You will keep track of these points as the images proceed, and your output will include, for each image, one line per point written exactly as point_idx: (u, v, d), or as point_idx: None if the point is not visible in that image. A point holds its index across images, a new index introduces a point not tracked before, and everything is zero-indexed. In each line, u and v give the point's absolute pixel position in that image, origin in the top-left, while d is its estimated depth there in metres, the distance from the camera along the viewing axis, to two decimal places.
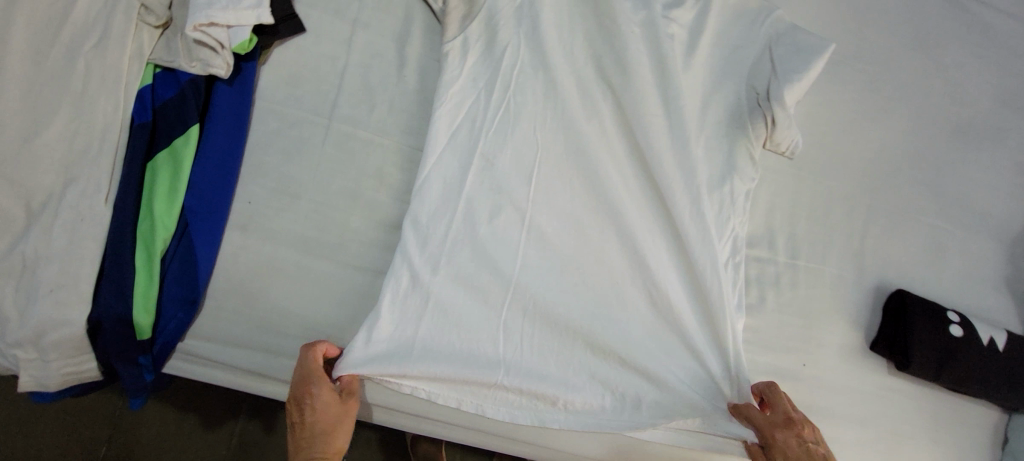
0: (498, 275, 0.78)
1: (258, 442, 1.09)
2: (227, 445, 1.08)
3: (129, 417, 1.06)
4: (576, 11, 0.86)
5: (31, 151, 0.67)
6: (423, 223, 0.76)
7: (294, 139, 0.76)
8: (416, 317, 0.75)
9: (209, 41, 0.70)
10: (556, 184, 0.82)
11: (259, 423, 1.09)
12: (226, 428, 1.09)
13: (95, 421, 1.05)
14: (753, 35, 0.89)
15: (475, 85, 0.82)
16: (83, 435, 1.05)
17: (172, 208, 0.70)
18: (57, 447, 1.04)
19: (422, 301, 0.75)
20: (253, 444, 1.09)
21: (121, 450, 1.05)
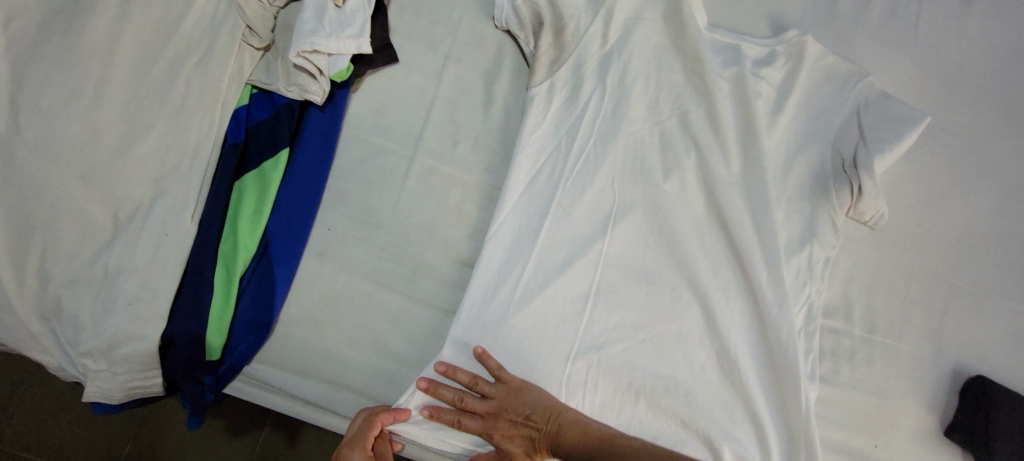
0: (569, 327, 0.76)
1: (280, 455, 1.04)
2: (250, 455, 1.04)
3: (156, 416, 1.04)
4: (664, 62, 0.85)
5: (126, 162, 0.67)
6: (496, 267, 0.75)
7: (377, 169, 0.76)
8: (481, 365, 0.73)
9: (310, 67, 0.70)
10: (631, 236, 0.80)
11: (282, 435, 1.05)
12: (250, 437, 1.05)
13: (123, 418, 1.03)
14: (843, 99, 0.87)
15: (560, 129, 0.80)
16: (108, 430, 1.03)
17: (255, 229, 0.70)
18: (82, 440, 1.02)
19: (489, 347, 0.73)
20: (275, 457, 1.04)
21: (144, 449, 1.03)
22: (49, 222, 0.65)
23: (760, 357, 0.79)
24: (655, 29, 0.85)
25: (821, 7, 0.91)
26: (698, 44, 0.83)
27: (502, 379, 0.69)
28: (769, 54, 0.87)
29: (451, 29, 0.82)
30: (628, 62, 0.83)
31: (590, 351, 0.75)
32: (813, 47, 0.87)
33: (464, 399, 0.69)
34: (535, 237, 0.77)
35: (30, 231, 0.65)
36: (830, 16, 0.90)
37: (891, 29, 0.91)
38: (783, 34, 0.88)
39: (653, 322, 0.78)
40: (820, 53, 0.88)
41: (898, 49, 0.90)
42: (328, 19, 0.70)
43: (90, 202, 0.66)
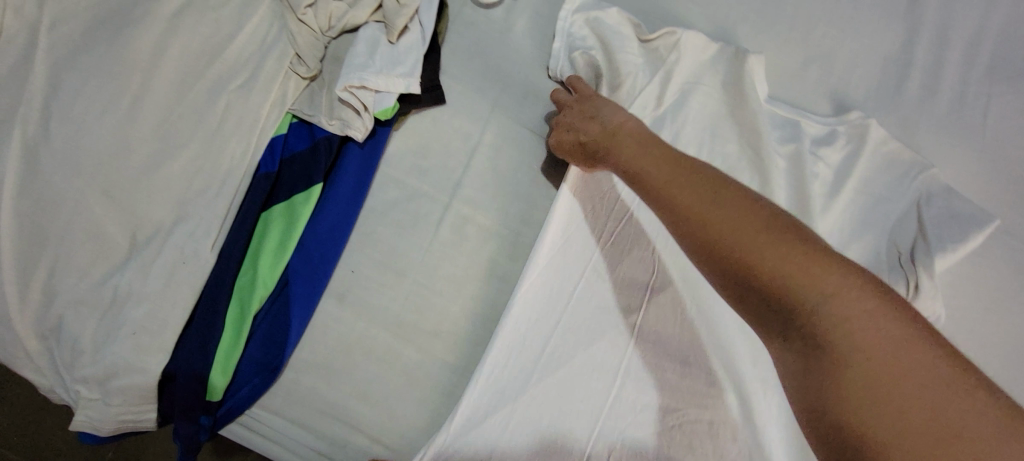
0: (596, 402, 0.69)
1: None
2: None
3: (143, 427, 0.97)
4: (720, 131, 0.81)
5: (153, 181, 0.64)
6: (522, 332, 0.70)
7: (411, 213, 0.72)
8: (495, 439, 0.66)
9: (355, 102, 0.67)
10: (669, 310, 0.74)
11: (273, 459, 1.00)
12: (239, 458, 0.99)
13: None
14: (903, 189, 0.82)
15: (602, 190, 0.76)
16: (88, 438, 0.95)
17: (276, 265, 0.66)
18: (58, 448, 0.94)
19: (506, 418, 0.67)
20: None
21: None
22: (66, 236, 0.62)
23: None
24: (713, 96, 0.82)
25: (887, 90, 0.87)
26: (756, 117, 0.79)
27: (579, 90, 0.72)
28: (829, 134, 0.83)
29: (503, 74, 0.79)
30: (681, 127, 0.79)
31: (615, 431, 0.68)
32: (876, 131, 0.83)
33: (558, 115, 0.73)
34: (567, 300, 0.72)
35: (44, 243, 0.61)
36: (894, 100, 0.87)
37: (961, 119, 0.86)
38: (846, 114, 0.85)
39: (684, 407, 0.70)
40: (883, 138, 0.84)
41: (966, 143, 0.85)
42: (380, 55, 0.68)
43: (109, 219, 0.63)
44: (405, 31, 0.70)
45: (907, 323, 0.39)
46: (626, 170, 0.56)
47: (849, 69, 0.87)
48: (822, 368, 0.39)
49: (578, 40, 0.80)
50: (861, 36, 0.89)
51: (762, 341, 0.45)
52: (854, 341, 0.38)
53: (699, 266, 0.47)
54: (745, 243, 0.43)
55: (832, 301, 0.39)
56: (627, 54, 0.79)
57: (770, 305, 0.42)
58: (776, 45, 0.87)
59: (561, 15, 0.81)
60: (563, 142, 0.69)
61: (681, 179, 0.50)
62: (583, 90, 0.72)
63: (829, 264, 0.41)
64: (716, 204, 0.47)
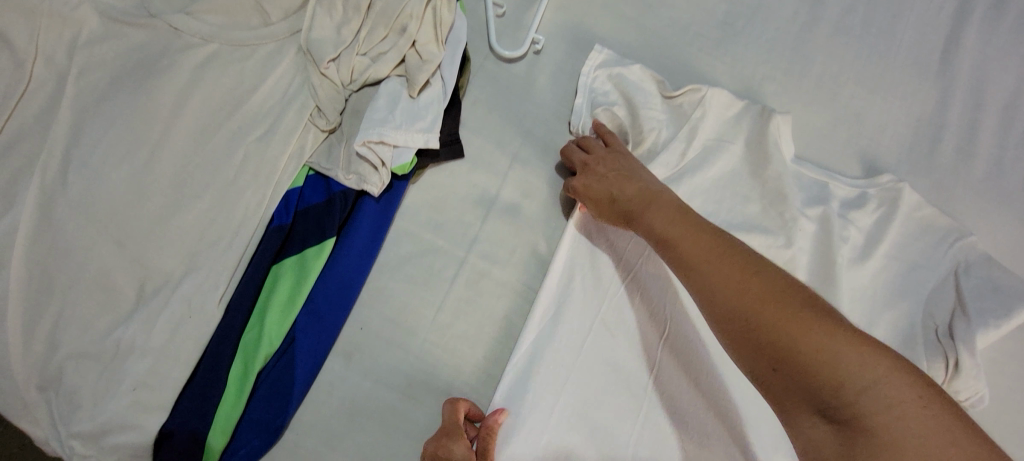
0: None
1: None
2: None
3: None
4: (745, 191, 0.78)
5: (165, 231, 0.63)
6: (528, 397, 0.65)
7: (424, 268, 0.70)
8: None
9: (372, 158, 0.66)
10: (679, 372, 0.68)
11: None
12: None
13: None
14: (937, 257, 0.78)
15: (605, 242, 0.72)
16: None
17: (284, 321, 0.64)
18: None
19: None
20: None
21: None
22: (75, 283, 0.61)
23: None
24: (738, 154, 0.79)
25: (920, 153, 0.84)
26: (782, 179, 0.77)
27: (610, 144, 0.73)
28: (860, 197, 0.80)
29: (523, 128, 0.78)
30: (701, 186, 0.77)
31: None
32: (910, 196, 0.80)
33: (582, 157, 0.72)
34: (571, 363, 0.67)
35: (51, 293, 0.60)
36: (927, 164, 0.83)
37: (998, 186, 0.82)
38: (877, 177, 0.82)
39: None
40: (916, 203, 0.80)
41: (1004, 210, 0.81)
42: (400, 110, 0.68)
43: (118, 268, 0.62)
44: (426, 86, 0.70)
45: (936, 403, 0.44)
46: (664, 246, 0.59)
47: (879, 130, 0.85)
48: (865, 449, 0.43)
49: (601, 95, 0.78)
50: (892, 97, 0.86)
51: (781, 417, 0.50)
52: (896, 423, 0.43)
53: (736, 349, 0.51)
54: (790, 332, 0.48)
55: (875, 387, 0.45)
56: (650, 110, 0.77)
57: (811, 389, 0.46)
58: (803, 103, 0.85)
59: (583, 70, 0.80)
60: (590, 193, 0.68)
61: (723, 263, 0.54)
62: (611, 142, 0.73)
63: (866, 349, 0.46)
64: (761, 293, 0.51)
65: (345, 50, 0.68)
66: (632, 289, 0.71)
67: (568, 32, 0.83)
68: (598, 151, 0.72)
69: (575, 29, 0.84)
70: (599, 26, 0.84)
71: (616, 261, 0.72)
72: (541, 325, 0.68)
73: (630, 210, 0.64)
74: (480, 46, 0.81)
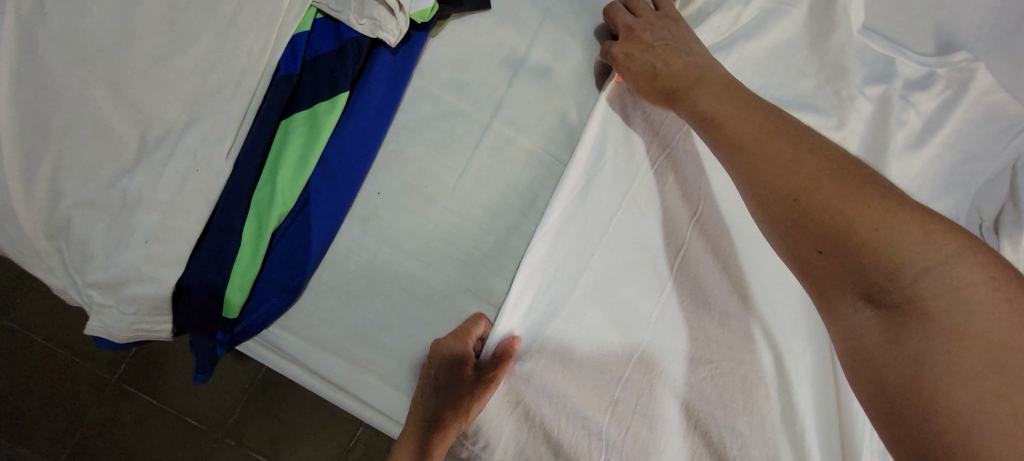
0: (619, 351, 0.62)
1: (280, 384, 1.02)
2: (251, 380, 1.01)
3: (166, 368, 1.01)
4: (801, 63, 0.69)
5: (162, 75, 0.57)
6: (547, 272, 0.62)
7: (444, 133, 0.65)
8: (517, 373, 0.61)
9: (389, 0, 0.57)
10: (708, 255, 0.64)
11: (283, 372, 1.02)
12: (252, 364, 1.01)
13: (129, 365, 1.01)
14: (999, 148, 0.72)
15: (641, 115, 0.66)
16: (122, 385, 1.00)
17: (297, 181, 0.60)
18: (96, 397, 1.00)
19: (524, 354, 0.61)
20: (275, 385, 1.02)
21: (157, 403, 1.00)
22: (71, 129, 0.56)
23: (832, 431, 0.59)
24: (798, 21, 0.70)
25: None
26: (845, 51, 0.68)
27: (661, 8, 0.63)
28: (926, 78, 0.72)
29: None
30: (754, 54, 0.68)
31: (641, 378, 0.62)
32: (983, 79, 0.72)
33: (628, 21, 0.63)
34: (598, 239, 0.63)
35: (47, 140, 0.56)
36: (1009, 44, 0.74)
37: None
38: (949, 55, 0.73)
39: (718, 358, 0.62)
40: (988, 87, 0.72)
41: None
42: None
43: (115, 114, 0.57)
44: None
45: (1017, 289, 0.36)
46: (705, 120, 0.52)
47: None
48: (915, 333, 0.37)
49: None
50: None
51: (821, 309, 0.43)
52: (959, 306, 0.36)
53: (775, 231, 0.44)
54: (843, 207, 0.41)
55: (941, 267, 0.37)
56: None
57: (859, 271, 0.40)
58: None
59: None
60: (631, 65, 0.61)
61: (771, 136, 0.47)
62: (663, 6, 0.63)
63: (935, 227, 0.39)
64: (813, 169, 0.43)
65: None
66: (668, 168, 0.66)
67: None
68: (646, 15, 0.63)
69: None
70: None
71: (650, 138, 0.66)
72: (569, 196, 0.63)
73: (672, 85, 0.57)
74: None
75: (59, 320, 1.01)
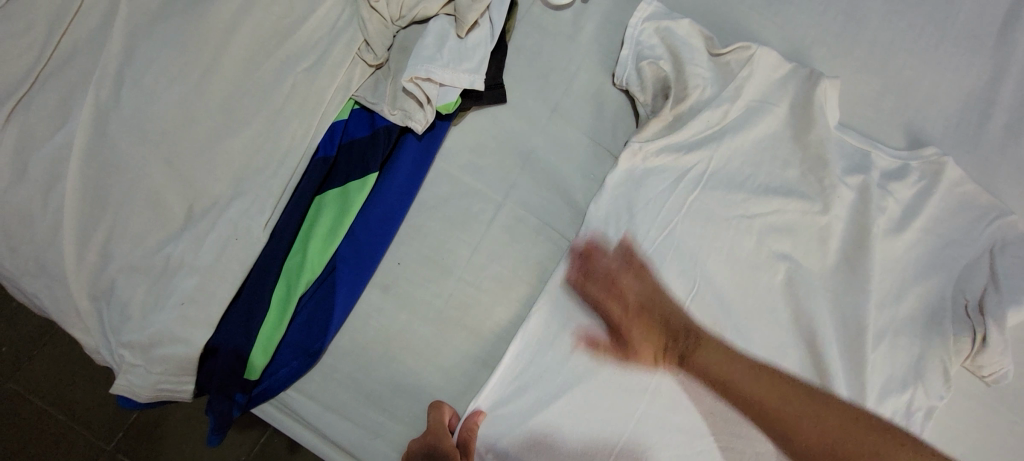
0: (608, 429, 0.65)
1: (277, 456, 1.01)
2: (248, 451, 1.00)
3: (165, 436, 1.01)
4: (785, 154, 0.76)
5: (214, 155, 0.64)
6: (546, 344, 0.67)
7: (461, 210, 0.71)
8: (507, 435, 0.65)
9: (419, 94, 0.66)
10: (703, 334, 0.69)
11: (282, 443, 1.01)
12: (251, 434, 1.01)
13: (129, 431, 1.01)
14: (975, 233, 0.78)
15: (643, 199, 0.72)
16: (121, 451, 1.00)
17: (325, 252, 0.65)
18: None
19: (518, 420, 0.65)
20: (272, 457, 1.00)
21: None
22: (128, 201, 0.63)
23: None
24: (782, 117, 0.77)
25: (965, 129, 0.83)
26: (825, 144, 0.75)
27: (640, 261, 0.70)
28: (901, 169, 0.78)
29: (567, 77, 0.77)
30: (742, 146, 0.75)
31: (637, 450, 0.65)
32: (953, 170, 0.79)
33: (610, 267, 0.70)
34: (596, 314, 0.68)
35: (104, 209, 0.63)
36: (972, 140, 0.82)
37: None
38: (920, 149, 0.80)
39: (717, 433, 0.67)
40: (958, 179, 0.79)
41: None
42: (448, 48, 0.68)
43: (168, 188, 0.63)
44: (475, 26, 0.70)
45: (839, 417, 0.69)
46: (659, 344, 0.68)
47: (927, 103, 0.83)
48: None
49: (647, 49, 0.76)
50: (943, 69, 0.84)
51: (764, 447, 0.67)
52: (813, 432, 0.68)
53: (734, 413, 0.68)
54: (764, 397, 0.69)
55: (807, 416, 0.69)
56: (696, 66, 0.75)
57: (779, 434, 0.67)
58: (852, 71, 0.83)
59: (631, 22, 0.77)
60: (632, 342, 0.68)
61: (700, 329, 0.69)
62: (642, 257, 0.70)
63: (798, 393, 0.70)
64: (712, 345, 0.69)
65: None
66: (664, 252, 0.71)
67: None
68: (638, 256, 0.70)
69: None
70: None
71: (651, 223, 0.71)
72: (569, 272, 0.69)
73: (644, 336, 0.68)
74: None
75: (65, 384, 1.02)
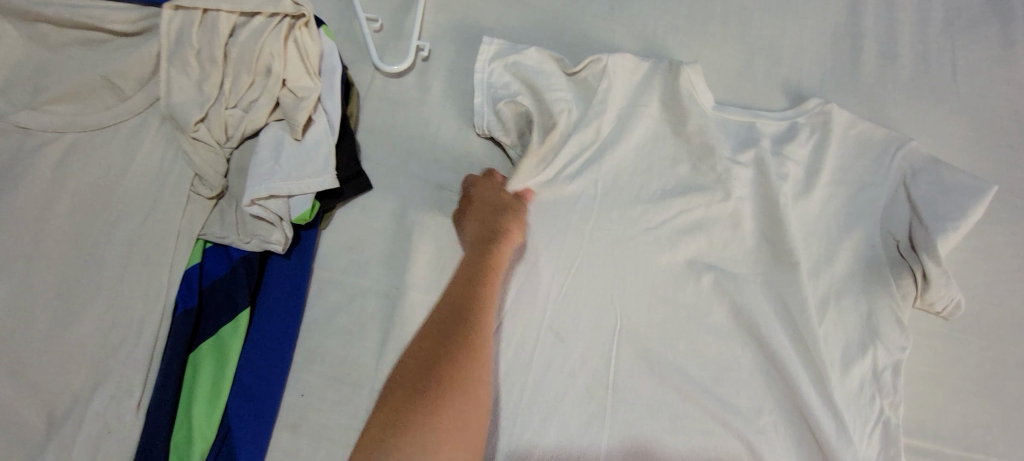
0: None
1: None
2: None
3: None
4: (669, 151, 0.73)
5: (59, 349, 0.56)
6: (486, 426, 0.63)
7: (356, 315, 0.67)
8: None
9: (267, 215, 0.61)
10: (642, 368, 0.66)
11: None
12: None
13: None
14: (883, 170, 0.74)
15: (537, 247, 0.69)
16: None
17: (213, 413, 0.60)
18: None
19: None
20: None
21: None
22: None
23: None
24: (655, 115, 0.74)
25: (840, 70, 0.81)
26: (704, 131, 0.72)
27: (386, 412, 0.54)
28: (791, 129, 0.76)
29: (428, 144, 0.74)
30: (624, 157, 0.72)
31: None
32: (841, 115, 0.76)
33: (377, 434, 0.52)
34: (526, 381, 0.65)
35: None
36: (850, 78, 0.81)
37: (923, 84, 0.81)
38: (803, 103, 0.78)
39: None
40: (850, 121, 0.76)
41: (932, 107, 0.79)
42: (286, 157, 0.63)
43: (17, 401, 0.54)
44: (310, 123, 0.65)
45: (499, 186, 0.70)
46: (450, 307, 0.62)
47: (795, 56, 0.82)
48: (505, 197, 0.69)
49: (500, 89, 0.72)
50: (799, 19, 0.83)
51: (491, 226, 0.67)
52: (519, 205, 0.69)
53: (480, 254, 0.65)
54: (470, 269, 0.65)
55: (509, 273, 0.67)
56: (554, 92, 0.71)
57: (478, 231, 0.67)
58: (713, 48, 0.81)
59: (477, 66, 0.74)
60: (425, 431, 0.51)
61: (400, 437, 0.51)
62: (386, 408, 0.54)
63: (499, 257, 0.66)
64: (388, 435, 0.51)
65: (213, 107, 0.62)
66: (573, 294, 0.68)
67: (453, 32, 0.79)
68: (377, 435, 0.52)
69: (461, 28, 0.80)
70: (485, 18, 0.80)
71: (553, 271, 0.68)
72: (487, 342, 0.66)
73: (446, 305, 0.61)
74: (365, 72, 0.77)
75: None
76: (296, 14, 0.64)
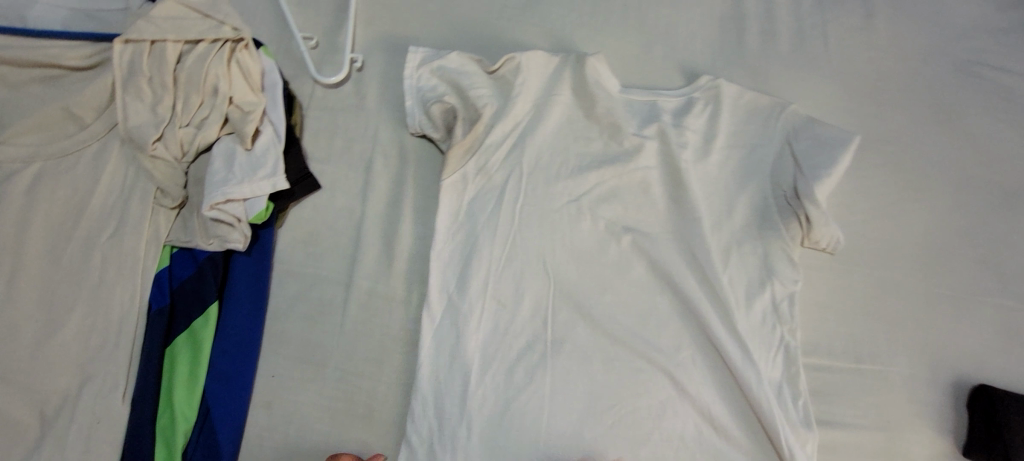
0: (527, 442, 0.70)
1: None
2: None
3: None
4: (582, 132, 0.83)
5: (45, 354, 0.63)
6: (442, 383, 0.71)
7: (316, 301, 0.75)
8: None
9: (226, 217, 0.69)
10: (574, 321, 0.76)
11: None
12: None
13: None
14: (770, 132, 0.86)
15: (476, 225, 0.77)
16: None
17: (194, 395, 0.68)
18: None
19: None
20: None
21: None
22: None
23: (734, 404, 0.74)
24: (568, 101, 0.84)
25: (728, 49, 0.93)
26: (611, 112, 0.83)
27: None
28: (687, 103, 0.87)
29: (369, 145, 0.82)
30: (544, 141, 0.82)
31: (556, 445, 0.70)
32: (729, 87, 0.88)
33: None
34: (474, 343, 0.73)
35: None
36: (737, 56, 0.92)
37: (799, 56, 0.93)
38: (696, 81, 0.89)
39: (618, 401, 0.73)
40: (737, 92, 0.88)
41: (808, 74, 0.92)
42: (238, 165, 0.70)
43: (15, 403, 0.62)
44: (258, 134, 0.73)
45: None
46: None
47: (688, 40, 0.93)
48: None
49: (428, 92, 0.81)
50: (689, 7, 0.95)
51: None
52: None
53: None
54: None
55: None
56: (476, 89, 0.80)
57: None
58: (616, 39, 0.92)
59: (406, 72, 0.82)
60: None
61: None
62: None
63: None
64: None
65: (168, 126, 0.69)
66: (510, 265, 0.76)
67: (383, 43, 0.88)
68: None
69: (390, 39, 0.89)
70: (411, 29, 0.89)
71: (491, 246, 0.77)
72: (439, 311, 0.73)
73: None
74: (306, 85, 0.85)
75: None
76: (235, 38, 0.73)
